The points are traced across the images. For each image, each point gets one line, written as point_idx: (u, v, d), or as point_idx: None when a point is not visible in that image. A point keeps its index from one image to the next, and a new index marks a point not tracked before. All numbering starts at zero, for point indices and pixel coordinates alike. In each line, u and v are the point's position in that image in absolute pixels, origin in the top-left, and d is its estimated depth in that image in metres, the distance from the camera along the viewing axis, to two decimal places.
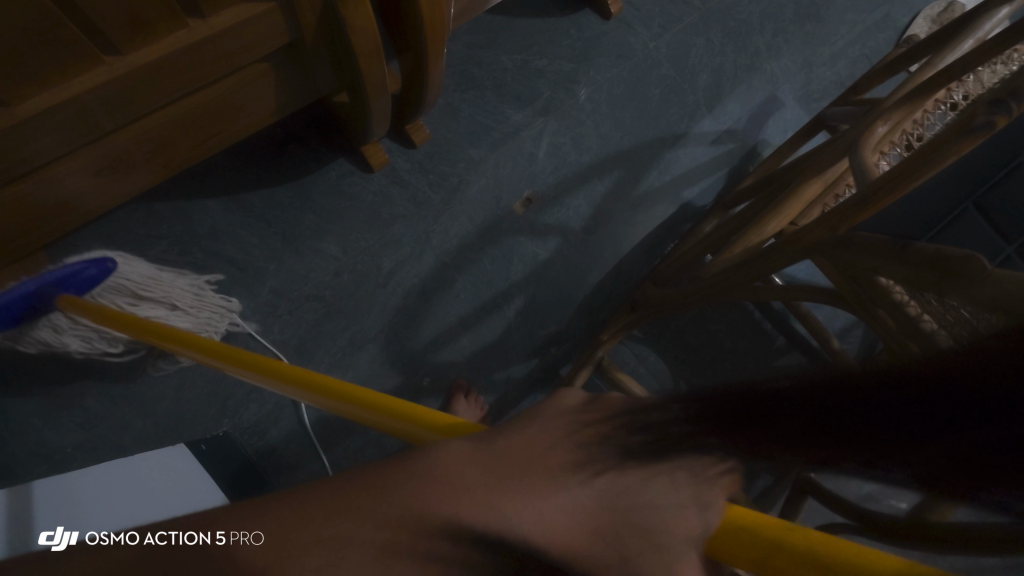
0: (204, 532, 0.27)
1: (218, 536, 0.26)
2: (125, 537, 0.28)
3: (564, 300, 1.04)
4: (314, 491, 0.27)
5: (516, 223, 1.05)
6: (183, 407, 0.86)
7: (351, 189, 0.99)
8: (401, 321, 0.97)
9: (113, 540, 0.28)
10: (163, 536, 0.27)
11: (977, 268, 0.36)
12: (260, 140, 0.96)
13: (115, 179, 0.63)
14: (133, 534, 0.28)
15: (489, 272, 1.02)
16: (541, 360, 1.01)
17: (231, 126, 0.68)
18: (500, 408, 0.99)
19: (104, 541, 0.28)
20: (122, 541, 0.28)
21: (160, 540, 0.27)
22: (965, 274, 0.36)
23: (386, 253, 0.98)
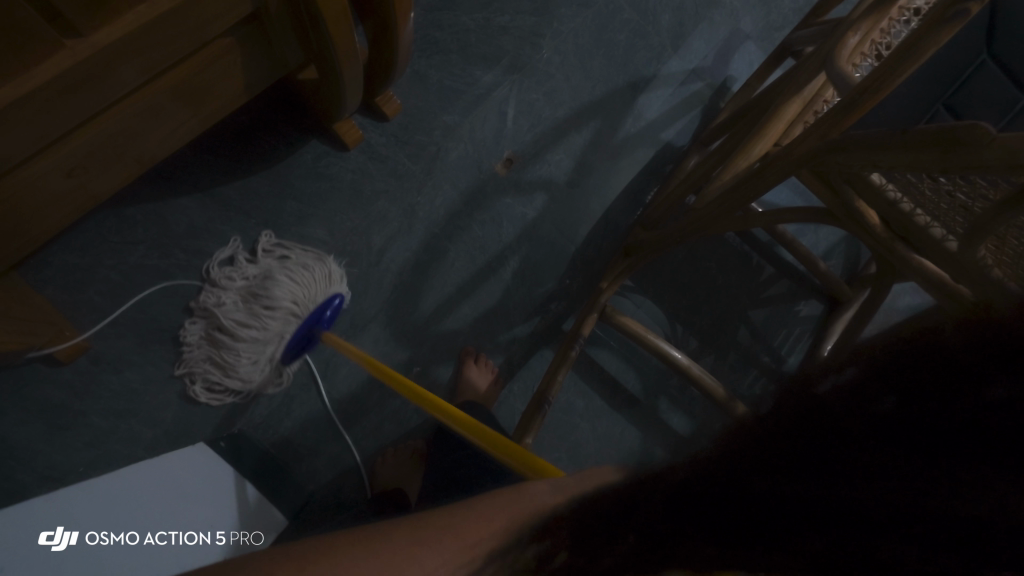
0: (195, 558, 0.30)
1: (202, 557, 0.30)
2: None
3: (558, 255, 1.05)
4: (321, 538, 0.31)
5: (500, 185, 1.05)
6: (191, 410, 0.84)
7: (328, 170, 0.96)
8: (400, 296, 0.96)
9: None
10: None
11: (982, 134, 0.38)
12: (226, 129, 0.92)
13: (88, 180, 0.60)
14: None
15: (480, 238, 1.02)
16: (544, 318, 1.02)
17: (200, 112, 0.65)
18: (509, 370, 1.00)
19: None
20: None
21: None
22: (970, 140, 0.39)
23: (374, 230, 0.97)
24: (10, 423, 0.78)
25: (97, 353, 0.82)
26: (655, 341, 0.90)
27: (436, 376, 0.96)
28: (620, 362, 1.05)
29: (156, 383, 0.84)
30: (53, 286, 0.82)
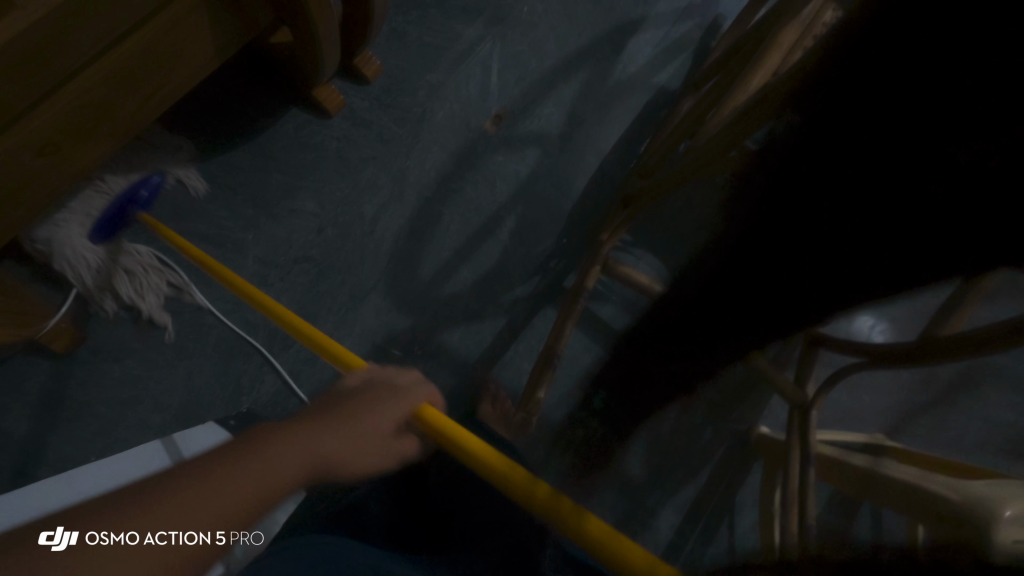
0: (204, 534, 0.32)
1: (218, 535, 0.33)
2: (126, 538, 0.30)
3: (554, 212, 1.03)
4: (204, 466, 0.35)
5: (489, 143, 1.03)
6: (197, 393, 0.85)
7: (313, 140, 0.93)
8: (398, 265, 0.95)
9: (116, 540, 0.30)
10: (164, 536, 0.31)
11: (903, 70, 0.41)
12: (202, 101, 0.88)
13: (61, 157, 0.57)
14: (133, 533, 0.30)
15: (473, 200, 1.00)
16: (545, 276, 1.01)
17: (171, 76, 0.61)
18: (515, 330, 0.98)
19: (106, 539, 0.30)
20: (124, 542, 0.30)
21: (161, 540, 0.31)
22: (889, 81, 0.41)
23: (365, 199, 0.93)
24: (12, 420, 0.76)
25: (93, 343, 0.81)
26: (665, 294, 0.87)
27: (440, 342, 0.94)
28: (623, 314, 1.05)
29: (159, 368, 0.83)
30: (38, 278, 0.79)
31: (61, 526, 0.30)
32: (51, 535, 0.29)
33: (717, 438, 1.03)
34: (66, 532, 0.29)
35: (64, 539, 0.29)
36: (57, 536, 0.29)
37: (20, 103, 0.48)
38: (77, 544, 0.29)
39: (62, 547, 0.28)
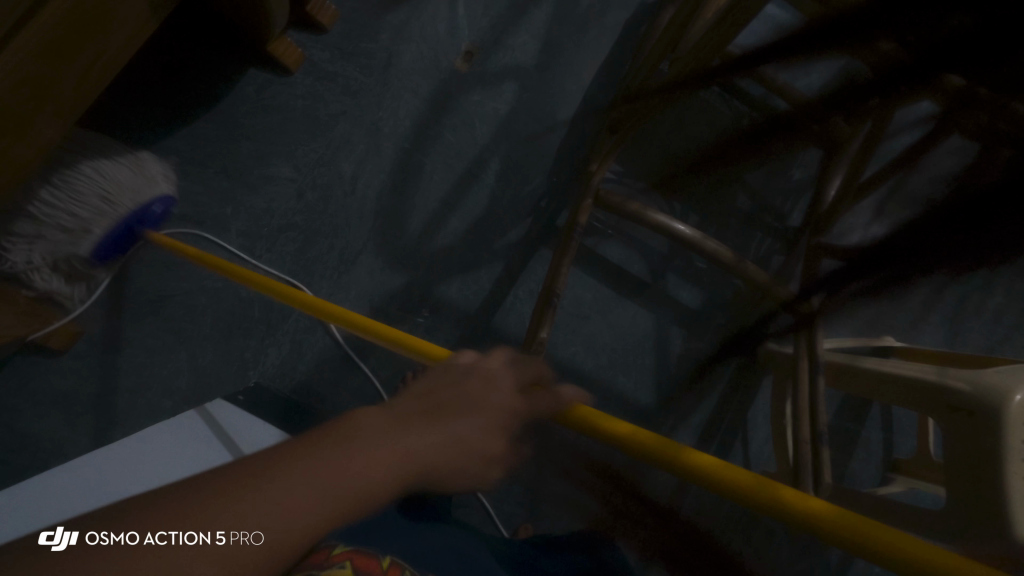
0: (204, 533, 0.30)
1: (219, 536, 0.31)
2: (126, 537, 0.29)
3: (542, 148, 0.98)
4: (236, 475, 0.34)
5: (463, 80, 0.97)
6: (203, 372, 0.84)
7: (277, 100, 0.88)
8: (385, 221, 0.92)
9: (115, 540, 0.29)
10: (162, 536, 0.30)
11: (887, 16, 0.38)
12: (153, 71, 0.83)
13: (11, 143, 0.54)
14: (132, 533, 0.30)
15: (454, 144, 0.95)
16: (539, 216, 0.96)
17: (109, 40, 0.56)
18: (512, 275, 0.95)
19: (105, 539, 0.30)
20: (123, 541, 0.29)
21: (161, 540, 0.29)
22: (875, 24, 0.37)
23: (341, 157, 0.90)
24: (29, 418, 0.77)
25: (91, 335, 0.81)
26: (654, 217, 0.85)
27: (438, 295, 0.92)
28: (623, 247, 1.02)
29: (162, 353, 0.83)
30: None
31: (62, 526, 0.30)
32: (58, 536, 0.29)
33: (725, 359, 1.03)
34: (66, 532, 0.29)
35: (63, 539, 0.29)
36: (58, 536, 0.29)
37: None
38: (76, 543, 0.29)
39: (61, 546, 0.29)
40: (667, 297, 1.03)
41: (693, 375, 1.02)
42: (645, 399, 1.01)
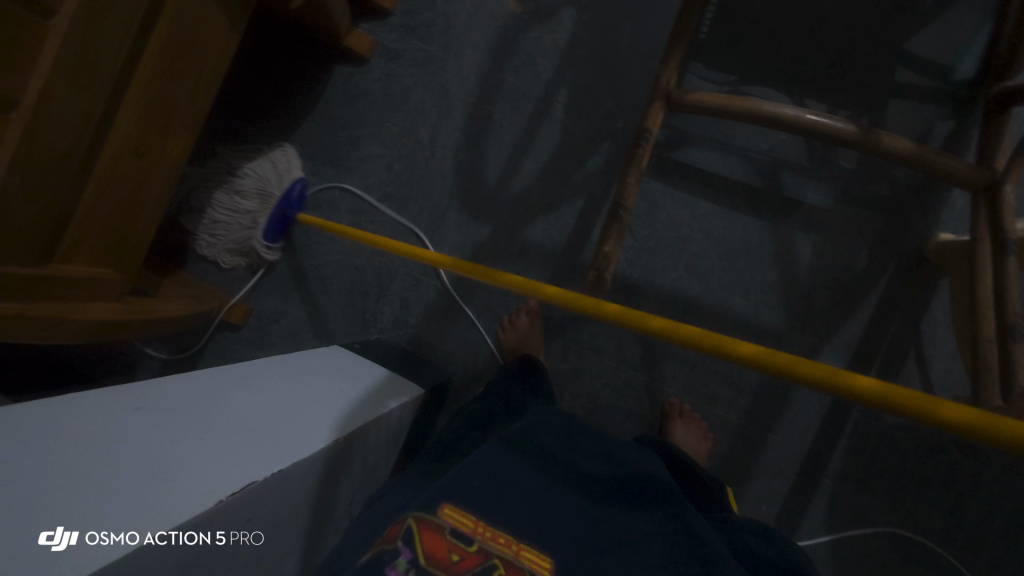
0: None
1: None
2: (127, 537, 0.34)
3: (610, 68, 0.92)
4: None
5: (520, 19, 0.95)
6: (338, 333, 0.99)
7: (360, 87, 0.99)
8: (464, 176, 0.96)
9: (116, 539, 0.34)
10: (163, 536, 0.35)
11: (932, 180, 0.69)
12: (268, 89, 1.00)
13: (157, 156, 0.70)
14: (133, 533, 0.34)
15: (520, 87, 0.95)
16: (615, 139, 0.91)
17: (206, 59, 0.70)
18: (595, 206, 0.91)
19: (105, 539, 0.33)
20: (125, 540, 0.34)
21: (161, 541, 0.35)
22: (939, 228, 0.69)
23: (420, 125, 0.97)
24: None
25: (258, 311, 1.01)
26: (744, 104, 0.73)
27: (524, 240, 0.93)
28: (723, 153, 0.89)
29: (307, 321, 1.00)
30: (211, 274, 1.02)
31: (60, 525, 0.33)
32: (53, 536, 0.32)
33: (877, 264, 0.85)
34: (66, 533, 0.33)
35: (64, 539, 0.32)
36: (59, 535, 0.33)
37: (94, 122, 0.60)
38: (77, 544, 0.33)
39: (63, 545, 0.32)
40: (790, 203, 0.88)
41: (833, 286, 0.86)
42: (775, 322, 0.87)
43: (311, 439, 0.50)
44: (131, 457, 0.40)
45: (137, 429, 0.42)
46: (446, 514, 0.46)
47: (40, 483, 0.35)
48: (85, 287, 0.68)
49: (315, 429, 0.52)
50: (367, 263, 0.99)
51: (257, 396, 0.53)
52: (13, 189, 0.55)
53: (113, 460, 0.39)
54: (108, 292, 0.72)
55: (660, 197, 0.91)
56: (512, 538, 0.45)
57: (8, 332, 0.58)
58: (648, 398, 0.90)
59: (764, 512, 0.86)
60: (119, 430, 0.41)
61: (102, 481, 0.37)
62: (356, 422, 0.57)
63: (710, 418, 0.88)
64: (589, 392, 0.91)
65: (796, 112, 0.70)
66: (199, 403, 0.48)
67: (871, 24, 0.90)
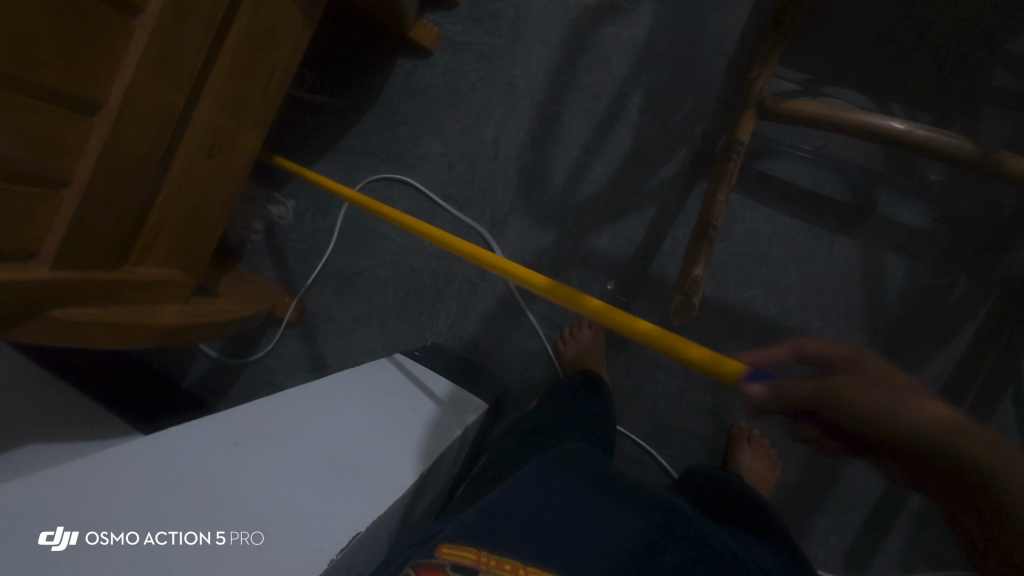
0: (202, 534, 0.39)
1: (218, 537, 0.39)
2: (127, 537, 0.37)
3: (690, 69, 0.87)
4: None
5: (595, 14, 0.90)
6: (392, 335, 0.97)
7: (423, 82, 0.95)
8: (528, 179, 0.92)
9: (116, 539, 0.37)
10: (163, 536, 0.38)
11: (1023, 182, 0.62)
12: (328, 79, 0.96)
13: (226, 157, 0.68)
14: (133, 534, 0.38)
15: (592, 86, 0.90)
16: (692, 146, 0.86)
17: (279, 55, 0.67)
18: (667, 217, 0.87)
19: (104, 539, 0.37)
20: (125, 540, 0.37)
21: (161, 540, 0.38)
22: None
23: (484, 123, 0.93)
24: (284, 372, 1.01)
25: (312, 309, 1.00)
26: (849, 116, 0.67)
27: (589, 249, 0.90)
28: (811, 165, 0.83)
29: (361, 320, 0.99)
30: (267, 268, 1.01)
31: (59, 527, 0.38)
32: (55, 536, 0.37)
33: (975, 292, 0.79)
34: (67, 534, 0.37)
35: (64, 539, 0.37)
36: (59, 537, 0.37)
37: (170, 124, 0.58)
38: (76, 544, 0.37)
39: (63, 545, 0.37)
40: (881, 222, 0.82)
41: (924, 313, 0.80)
42: (857, 349, 0.82)
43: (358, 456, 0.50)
44: (177, 466, 0.43)
45: (196, 440, 0.45)
46: (445, 553, 0.39)
47: (85, 485, 0.40)
48: (155, 292, 0.67)
49: (374, 450, 0.51)
50: (425, 265, 0.97)
51: (326, 411, 0.54)
52: (93, 195, 0.53)
53: (157, 469, 0.42)
54: (175, 294, 0.71)
55: (738, 209, 0.85)
56: (519, 562, 0.39)
57: (84, 338, 0.57)
58: (714, 420, 0.87)
59: (833, 546, 0.82)
60: (180, 441, 0.45)
61: (138, 485, 0.41)
62: (433, 449, 0.55)
63: (781, 445, 0.84)
64: (652, 410, 0.88)
65: (897, 124, 0.63)
66: (265, 416, 0.50)
67: (985, 26, 0.82)
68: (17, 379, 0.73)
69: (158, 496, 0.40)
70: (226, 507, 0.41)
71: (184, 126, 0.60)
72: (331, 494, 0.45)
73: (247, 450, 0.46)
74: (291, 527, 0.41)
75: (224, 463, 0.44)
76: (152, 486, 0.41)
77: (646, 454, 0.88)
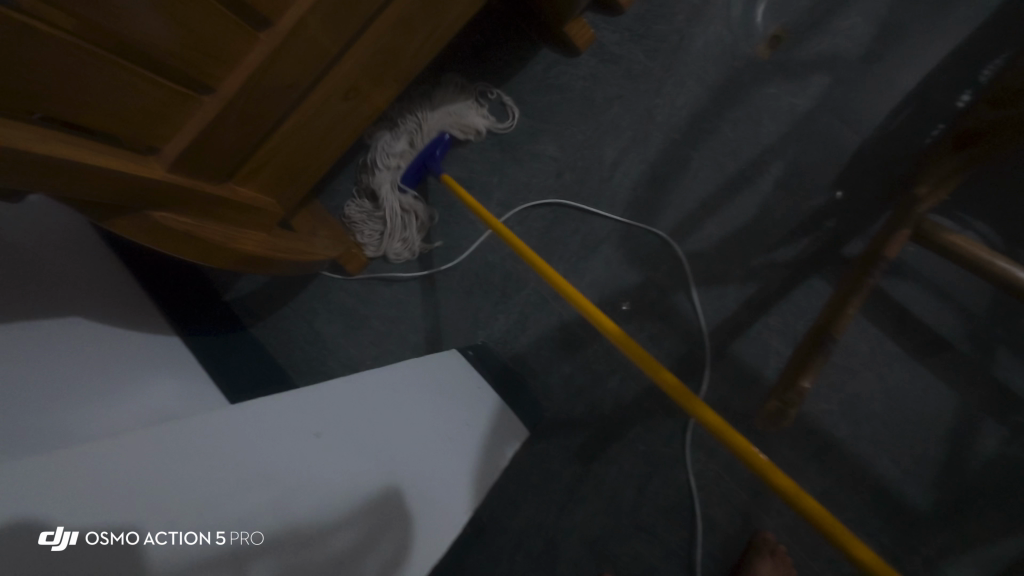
0: (205, 534, 0.38)
1: (219, 536, 0.38)
2: (127, 537, 0.35)
3: (840, 158, 0.81)
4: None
5: (762, 69, 0.85)
6: (444, 320, 0.94)
7: (559, 80, 0.91)
8: (634, 213, 0.87)
9: (116, 539, 0.34)
10: (162, 536, 0.36)
11: None
12: (465, 46, 0.92)
13: (358, 104, 0.65)
14: (133, 533, 0.35)
15: (734, 141, 0.84)
16: (816, 238, 0.81)
17: (446, 18, 0.63)
18: (765, 300, 0.82)
19: (104, 540, 0.34)
20: (125, 540, 0.34)
21: (161, 540, 0.36)
22: None
23: (607, 142, 0.88)
24: (325, 320, 0.99)
25: (373, 267, 0.98)
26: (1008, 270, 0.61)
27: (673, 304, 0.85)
28: (931, 298, 0.78)
29: (416, 295, 0.96)
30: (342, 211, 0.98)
31: (60, 526, 0.33)
32: (56, 535, 0.32)
33: None
34: (67, 532, 0.32)
35: (64, 539, 0.32)
36: (59, 535, 0.32)
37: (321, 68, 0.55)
38: (76, 544, 0.32)
39: (62, 546, 0.32)
40: (987, 382, 0.76)
41: (1002, 492, 0.74)
42: (919, 504, 0.76)
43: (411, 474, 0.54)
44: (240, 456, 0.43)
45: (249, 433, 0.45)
46: None
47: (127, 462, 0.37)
48: (247, 215, 0.64)
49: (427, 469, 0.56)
50: (500, 263, 0.94)
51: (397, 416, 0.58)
52: (229, 110, 0.50)
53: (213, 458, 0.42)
54: (265, 222, 0.69)
55: None
56: None
57: (172, 246, 0.55)
58: (742, 517, 0.82)
59: None
60: (228, 429, 0.44)
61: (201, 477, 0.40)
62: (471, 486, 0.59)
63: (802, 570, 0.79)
64: (680, 485, 0.84)
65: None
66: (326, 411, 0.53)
67: None
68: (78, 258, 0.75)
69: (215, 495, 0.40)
70: (295, 517, 0.43)
71: (327, 68, 0.57)
72: (396, 512, 0.49)
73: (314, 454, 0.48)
74: (362, 546, 0.45)
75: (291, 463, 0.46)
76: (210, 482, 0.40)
77: (660, 527, 0.84)
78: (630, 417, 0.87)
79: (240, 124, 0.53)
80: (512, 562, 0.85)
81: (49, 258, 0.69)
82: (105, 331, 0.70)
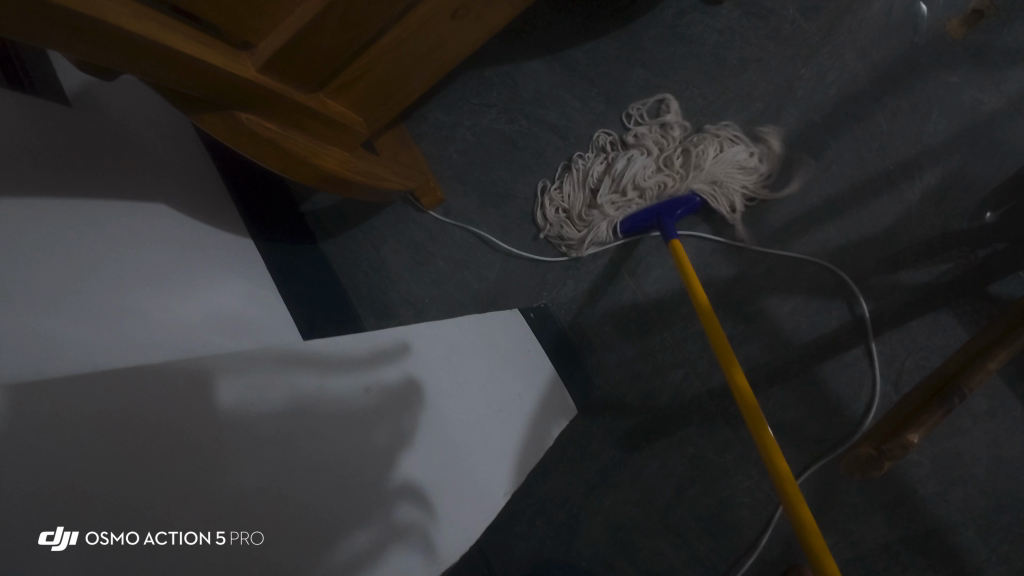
0: (205, 532, 0.29)
1: (218, 536, 0.29)
2: (126, 536, 0.26)
3: (1013, 176, 0.68)
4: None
5: (946, 51, 0.71)
6: (510, 275, 0.90)
7: (690, 31, 0.80)
8: (744, 197, 0.76)
9: (116, 539, 0.26)
10: (163, 535, 0.27)
11: None
12: None
13: (468, 23, 0.58)
14: (133, 532, 0.27)
15: (885, 134, 0.72)
16: (954, 266, 0.68)
17: None
18: (874, 326, 0.71)
19: (106, 539, 0.26)
20: (124, 540, 0.26)
21: (160, 540, 0.27)
22: None
23: (731, 111, 0.77)
24: (391, 250, 0.98)
25: (447, 206, 0.94)
26: None
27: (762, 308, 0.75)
28: None
29: (486, 243, 0.92)
30: (427, 141, 0.94)
31: (63, 524, 0.25)
32: (55, 534, 0.25)
33: None
34: (69, 530, 0.25)
35: (64, 537, 0.25)
36: (60, 533, 0.25)
37: None
38: (77, 544, 0.25)
39: (60, 546, 0.24)
40: None
41: None
42: None
43: (470, 423, 0.52)
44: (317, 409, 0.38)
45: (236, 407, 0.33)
46: None
47: (174, 431, 0.30)
48: (334, 132, 0.61)
49: (485, 440, 0.53)
50: None
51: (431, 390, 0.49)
52: (333, 14, 0.46)
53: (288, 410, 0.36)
54: (349, 142, 0.65)
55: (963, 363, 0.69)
56: None
57: (243, 145, 0.51)
58: (784, 548, 0.76)
59: None
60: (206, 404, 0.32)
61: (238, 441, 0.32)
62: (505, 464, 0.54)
63: None
64: (725, 497, 0.78)
65: None
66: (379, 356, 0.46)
67: None
68: (160, 151, 0.77)
69: (278, 462, 0.33)
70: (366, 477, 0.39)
71: None
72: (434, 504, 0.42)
73: (370, 403, 0.42)
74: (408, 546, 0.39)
75: (360, 420, 0.40)
76: (289, 448, 0.35)
77: (692, 534, 0.79)
78: (684, 416, 0.81)
79: (338, 31, 0.49)
80: (532, 527, 0.84)
81: (132, 139, 0.73)
82: (174, 235, 0.69)
